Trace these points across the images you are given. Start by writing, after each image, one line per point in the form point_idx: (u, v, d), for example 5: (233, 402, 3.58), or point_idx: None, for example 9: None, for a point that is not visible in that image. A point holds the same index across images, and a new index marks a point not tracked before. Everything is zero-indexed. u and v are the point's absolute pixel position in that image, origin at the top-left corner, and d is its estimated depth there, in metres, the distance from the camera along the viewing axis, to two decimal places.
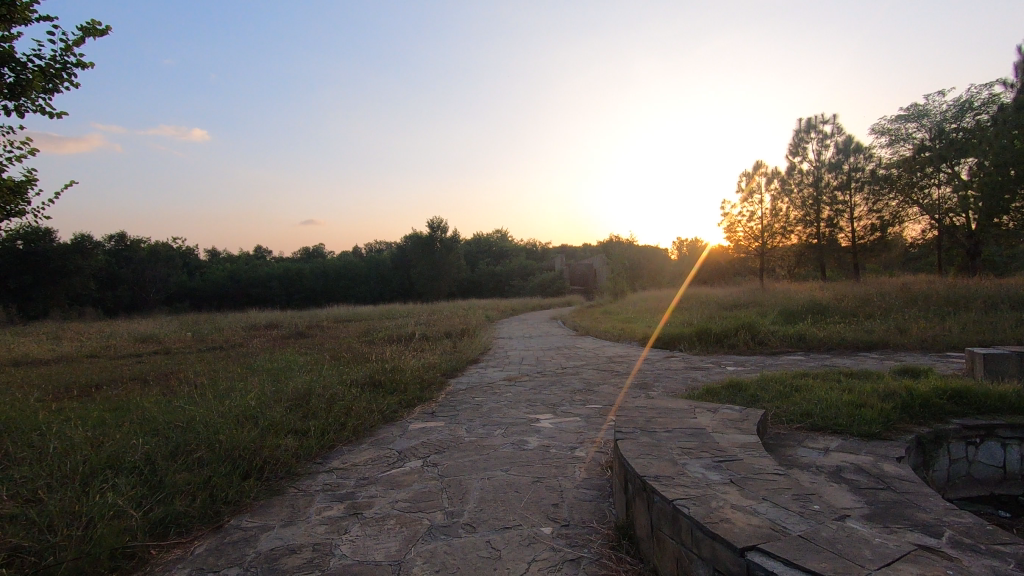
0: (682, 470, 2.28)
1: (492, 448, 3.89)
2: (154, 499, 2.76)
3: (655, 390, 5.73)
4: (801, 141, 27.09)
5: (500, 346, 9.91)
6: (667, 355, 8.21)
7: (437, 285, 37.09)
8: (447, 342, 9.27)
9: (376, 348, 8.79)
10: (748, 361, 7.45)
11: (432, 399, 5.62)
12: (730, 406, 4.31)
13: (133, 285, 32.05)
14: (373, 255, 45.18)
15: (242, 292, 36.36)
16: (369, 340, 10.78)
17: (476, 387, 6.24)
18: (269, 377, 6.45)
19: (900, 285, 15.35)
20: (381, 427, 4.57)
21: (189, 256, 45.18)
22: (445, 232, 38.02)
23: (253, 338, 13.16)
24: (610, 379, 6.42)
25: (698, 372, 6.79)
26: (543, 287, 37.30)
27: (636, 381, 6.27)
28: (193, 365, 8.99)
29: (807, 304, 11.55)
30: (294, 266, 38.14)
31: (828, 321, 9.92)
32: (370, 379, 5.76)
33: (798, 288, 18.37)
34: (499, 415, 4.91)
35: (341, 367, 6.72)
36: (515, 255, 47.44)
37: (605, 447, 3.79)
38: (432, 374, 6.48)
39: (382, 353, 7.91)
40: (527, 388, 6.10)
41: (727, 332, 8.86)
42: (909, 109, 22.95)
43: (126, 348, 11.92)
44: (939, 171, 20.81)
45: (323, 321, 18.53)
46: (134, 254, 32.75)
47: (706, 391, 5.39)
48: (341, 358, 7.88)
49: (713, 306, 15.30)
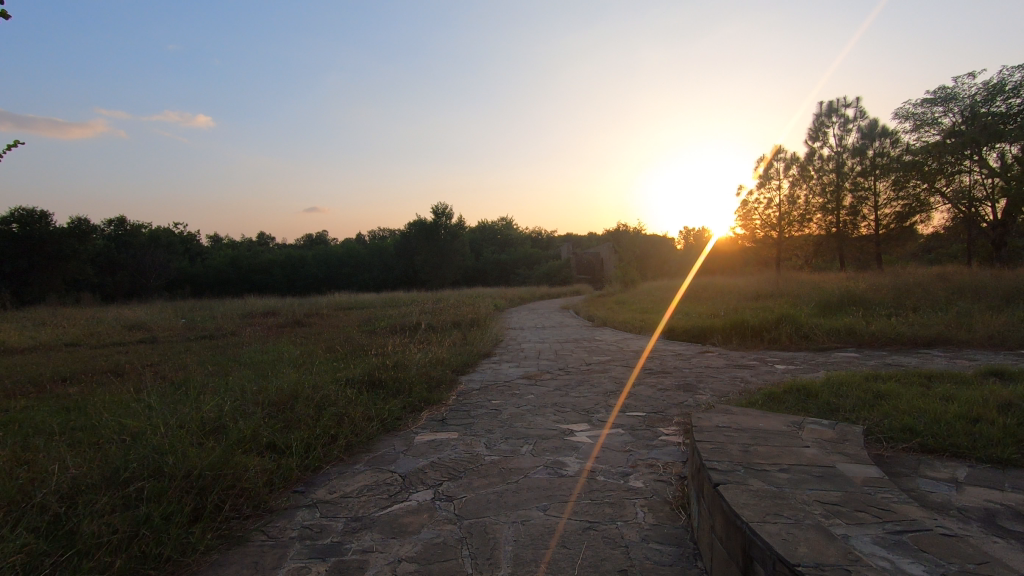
0: (855, 556, 1.44)
1: (522, 474, 3.04)
2: (54, 565, 1.95)
3: (702, 394, 4.88)
4: (821, 126, 26.00)
5: (512, 339, 9.09)
6: (701, 351, 7.37)
7: (441, 273, 36.29)
8: (457, 333, 8.43)
9: (379, 339, 7.99)
10: (796, 359, 6.60)
11: (442, 402, 4.78)
12: (814, 419, 3.45)
13: (133, 271, 31.39)
14: (376, 242, 44.38)
15: (244, 278, 35.59)
16: (370, 330, 9.96)
17: (491, 387, 5.41)
18: (256, 374, 5.63)
19: (934, 276, 14.47)
20: (380, 439, 3.73)
21: (190, 243, 44.49)
22: (450, 219, 37.14)
23: (247, 326, 12.38)
24: (646, 378, 5.59)
25: (745, 371, 5.94)
26: (550, 276, 36.44)
27: (675, 382, 5.42)
28: (180, 356, 8.22)
29: (844, 295, 10.68)
30: (296, 253, 37.37)
31: (872, 314, 9.07)
32: (369, 375, 4.95)
33: (826, 278, 17.42)
34: (524, 425, 4.05)
35: (338, 362, 5.91)
36: (521, 243, 46.55)
37: (667, 477, 2.94)
38: (441, 371, 5.62)
39: (384, 345, 7.08)
40: (552, 389, 5.26)
41: (766, 325, 8.01)
42: (937, 91, 21.84)
43: (112, 336, 11.15)
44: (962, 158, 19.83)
45: (323, 309, 17.76)
46: (135, 239, 32.03)
47: (767, 396, 4.53)
48: (340, 351, 7.06)
49: (735, 296, 14.43)
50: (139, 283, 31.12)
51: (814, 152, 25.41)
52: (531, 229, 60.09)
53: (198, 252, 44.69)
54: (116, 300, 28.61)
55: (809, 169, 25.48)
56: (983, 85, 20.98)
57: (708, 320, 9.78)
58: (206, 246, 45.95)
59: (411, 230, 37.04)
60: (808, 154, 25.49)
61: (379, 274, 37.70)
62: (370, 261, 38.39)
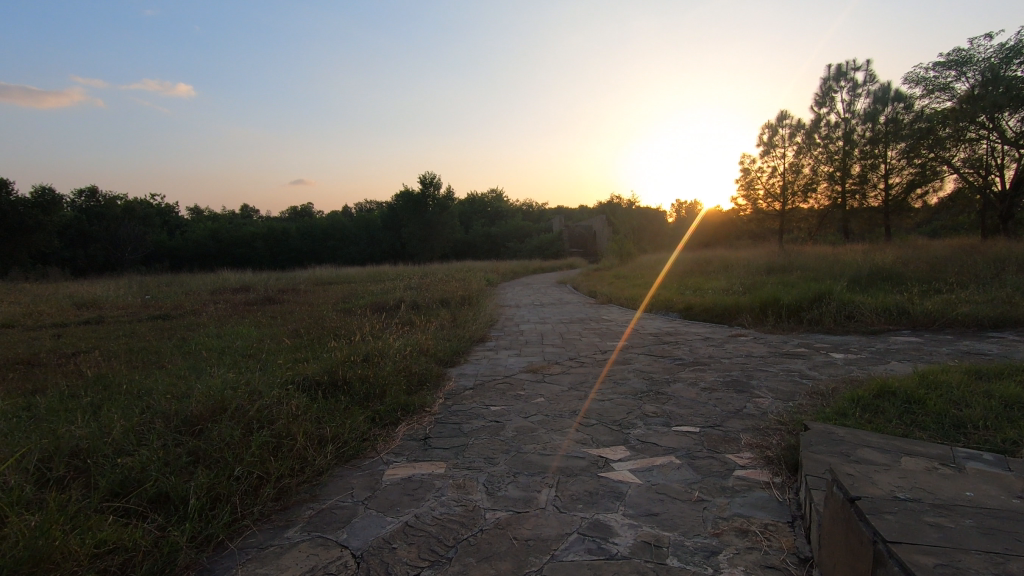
0: None
1: (547, 553, 1.90)
2: None
3: (761, 396, 3.80)
4: (829, 91, 24.74)
5: (508, 319, 7.99)
6: (733, 336, 6.28)
7: (429, 246, 34.99)
8: (445, 313, 7.28)
9: (354, 321, 6.83)
10: (850, 345, 5.55)
11: (425, 408, 3.65)
12: (975, 455, 2.30)
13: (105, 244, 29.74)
14: (362, 215, 42.82)
15: (224, 252, 33.96)
16: (347, 309, 8.80)
17: (489, 386, 4.29)
18: (191, 370, 4.46)
19: (958, 248, 13.52)
20: (331, 477, 2.59)
21: (169, 215, 42.65)
22: (438, 189, 35.65)
23: (213, 303, 11.16)
24: (681, 373, 4.49)
25: (799, 361, 4.86)
26: (542, 249, 35.31)
27: (719, 379, 4.30)
28: (121, 340, 7.02)
29: (873, 269, 9.66)
30: (279, 226, 35.77)
31: (912, 289, 8.05)
32: (331, 372, 3.81)
33: (838, 251, 16.44)
34: (537, 450, 2.90)
35: (297, 354, 4.73)
36: (512, 216, 45.24)
37: (781, 562, 1.82)
38: (425, 365, 4.47)
39: (359, 329, 5.92)
40: (566, 388, 4.14)
41: (803, 303, 6.94)
42: (952, 53, 20.63)
43: (56, 315, 9.86)
44: (974, 126, 18.74)
45: (302, 284, 16.49)
46: (107, 211, 30.30)
47: (853, 401, 3.43)
48: (303, 337, 5.91)
49: (744, 270, 13.43)
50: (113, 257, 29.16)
51: (820, 119, 24.23)
52: (522, 201, 58.73)
53: (176, 225, 42.68)
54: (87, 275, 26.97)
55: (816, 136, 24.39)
56: (999, 47, 19.88)
57: (727, 296, 8.71)
58: (185, 219, 44.09)
59: (398, 201, 35.53)
60: (814, 121, 24.31)
61: (365, 248, 36.30)
62: (356, 233, 36.94)
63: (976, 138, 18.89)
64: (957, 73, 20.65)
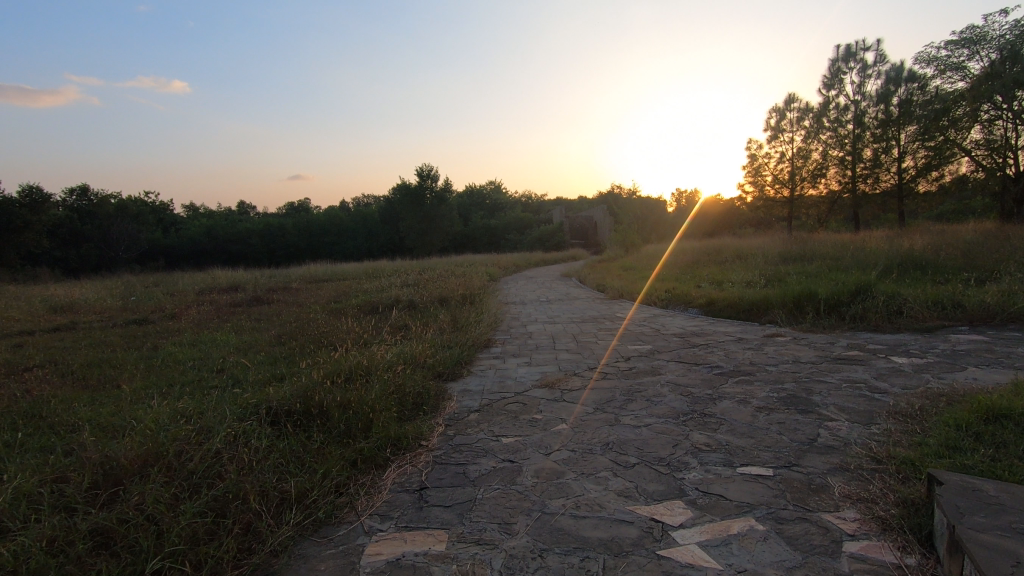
0: None
1: None
2: None
3: (833, 419, 3.08)
4: (838, 72, 23.92)
5: (513, 319, 7.32)
6: (768, 336, 5.58)
7: (428, 239, 34.23)
8: (444, 314, 6.57)
9: (343, 325, 6.15)
10: (909, 346, 4.85)
11: (421, 443, 2.95)
12: None
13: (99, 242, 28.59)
14: (359, 209, 42.07)
15: (220, 249, 33.18)
16: (339, 310, 8.11)
17: (499, 406, 3.60)
18: (146, 393, 3.77)
19: (982, 233, 12.83)
20: (289, 561, 1.89)
21: (163, 213, 41.80)
22: (435, 181, 34.83)
23: (198, 305, 10.45)
24: (726, 387, 3.79)
25: (859, 368, 4.16)
26: (543, 240, 34.56)
27: (773, 395, 3.58)
28: (87, 350, 6.34)
29: (906, 257, 8.96)
30: (274, 221, 34.98)
31: (956, 279, 7.34)
32: (307, 397, 3.12)
33: (855, 238, 15.75)
34: (569, 508, 2.20)
35: (273, 371, 4.04)
36: (512, 208, 44.45)
37: None
38: (422, 383, 3.77)
39: (347, 338, 5.23)
40: (590, 410, 3.43)
41: (842, 297, 6.23)
42: (965, 31, 19.85)
43: (28, 321, 9.15)
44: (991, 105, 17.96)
45: (296, 281, 15.80)
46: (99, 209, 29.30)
47: (959, 429, 2.71)
48: (284, 349, 5.22)
49: (761, 259, 12.71)
50: (107, 255, 28.35)
51: (829, 101, 23.42)
52: (521, 194, 58.00)
53: (171, 222, 41.86)
54: (78, 275, 26.18)
55: (824, 119, 23.61)
56: (1016, 23, 19.07)
57: (752, 289, 7.99)
58: (180, 216, 43.26)
59: (395, 195, 34.76)
60: (823, 104, 23.50)
61: (362, 242, 35.54)
62: (353, 228, 36.19)
63: (993, 118, 18.13)
64: (972, 52, 19.81)
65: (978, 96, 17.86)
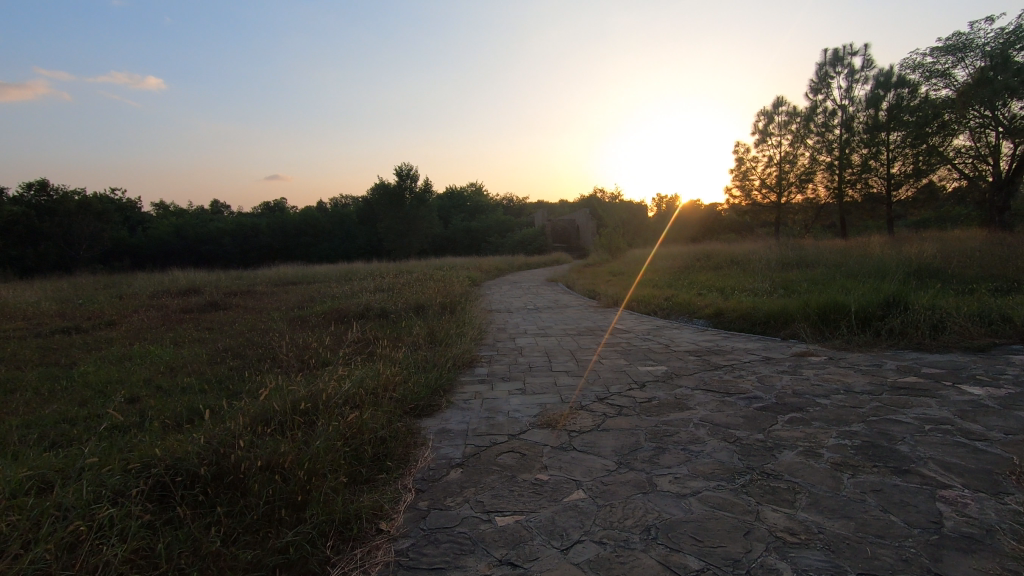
0: None
1: None
2: None
3: (946, 486, 2.26)
4: (825, 77, 23.59)
5: (500, 331, 6.45)
6: (799, 356, 4.79)
7: (407, 241, 33.16)
8: (421, 325, 5.64)
9: (301, 340, 5.19)
10: (972, 369, 4.09)
11: (377, 527, 2.05)
12: None
13: (60, 240, 25.94)
14: (336, 209, 40.71)
15: (190, 249, 31.63)
16: (302, 320, 7.14)
17: (487, 458, 2.73)
18: (9, 444, 2.78)
19: (980, 241, 12.39)
20: None
21: (130, 210, 39.84)
22: (415, 181, 33.85)
23: (145, 311, 9.33)
24: (783, 430, 2.97)
25: (932, 402, 3.37)
26: (525, 244, 33.76)
27: (847, 442, 2.76)
28: None
29: (919, 264, 8.35)
30: (248, 221, 33.54)
31: (986, 290, 6.66)
32: (220, 457, 2.21)
33: (851, 244, 15.25)
34: None
35: (192, 413, 3.10)
36: (494, 210, 43.62)
37: None
38: (386, 426, 2.87)
39: (301, 362, 4.29)
40: (611, 466, 2.57)
41: (874, 309, 5.48)
42: (950, 38, 19.63)
43: None
44: (981, 112, 17.61)
45: (261, 285, 14.62)
46: (61, 203, 26.19)
47: None
48: (223, 373, 4.25)
49: (759, 265, 12.07)
50: (68, 255, 25.81)
51: (817, 106, 23.11)
52: (502, 197, 57.36)
53: (137, 221, 39.75)
54: (31, 275, 24.38)
55: (812, 124, 23.28)
56: (1000, 31, 18.90)
57: (763, 298, 7.24)
58: (147, 215, 41.33)
59: (374, 195, 33.70)
60: (811, 108, 23.17)
61: (338, 244, 34.28)
62: (330, 228, 34.93)
63: (981, 125, 17.85)
64: (956, 60, 19.63)
65: (969, 101, 17.55)
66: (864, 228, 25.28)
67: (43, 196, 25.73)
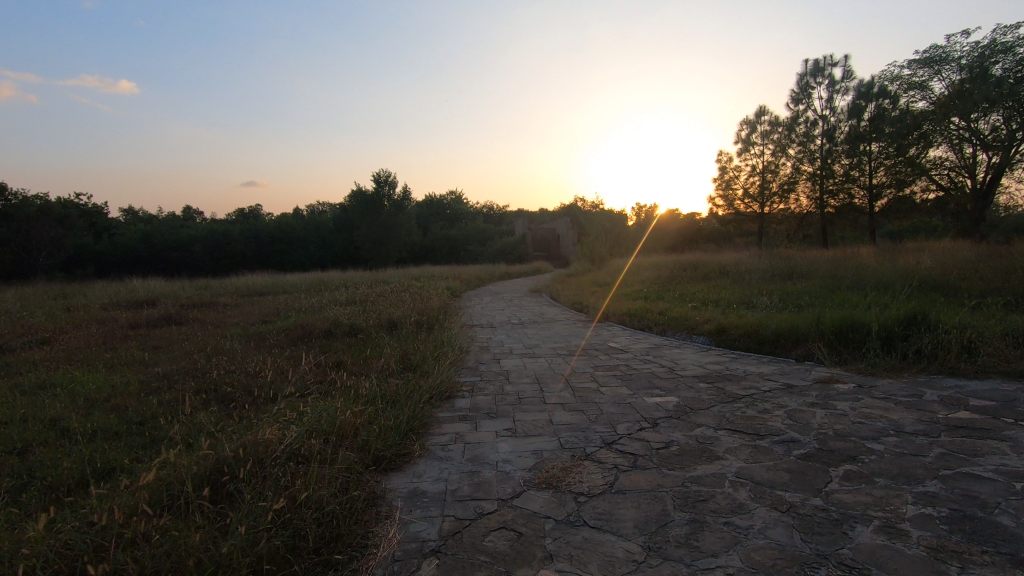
0: None
1: None
2: None
3: None
4: (806, 87, 23.57)
5: (483, 351, 5.79)
6: (823, 383, 4.21)
7: (384, 249, 32.30)
8: (393, 345, 4.94)
9: (253, 367, 4.46)
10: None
11: None
12: None
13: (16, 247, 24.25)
14: (312, 216, 39.68)
15: (158, 257, 30.26)
16: (260, 339, 6.39)
17: (470, 540, 2.06)
18: None
19: (969, 252, 12.16)
20: None
21: (95, 216, 38.13)
22: (393, 188, 33.18)
23: (90, 326, 8.42)
24: (843, 493, 2.36)
25: (1004, 448, 2.81)
26: (506, 253, 33.17)
27: (932, 515, 2.15)
28: None
29: (921, 277, 7.95)
30: (220, 228, 32.34)
31: (1002, 305, 6.23)
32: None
33: (839, 254, 14.98)
34: None
35: (84, 483, 2.35)
36: (474, 218, 43.05)
37: None
38: (337, 501, 2.17)
39: (246, 401, 3.56)
40: (637, 555, 1.92)
41: (896, 328, 4.97)
42: (927, 50, 19.49)
43: None
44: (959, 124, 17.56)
45: (226, 296, 13.73)
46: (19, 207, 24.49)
47: None
48: (149, 410, 3.51)
49: (750, 276, 11.64)
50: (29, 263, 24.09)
51: (798, 116, 23.05)
52: (483, 205, 56.86)
53: (103, 226, 38.08)
54: None
55: (793, 134, 23.24)
56: (977, 44, 18.74)
57: (766, 313, 6.71)
58: (113, 221, 39.61)
59: (351, 202, 32.84)
60: (793, 118, 23.12)
61: (313, 252, 33.22)
62: (305, 236, 33.86)
63: (960, 136, 17.80)
64: (933, 72, 19.47)
65: (949, 112, 17.50)
66: (844, 238, 25.27)
67: (1, 201, 23.95)
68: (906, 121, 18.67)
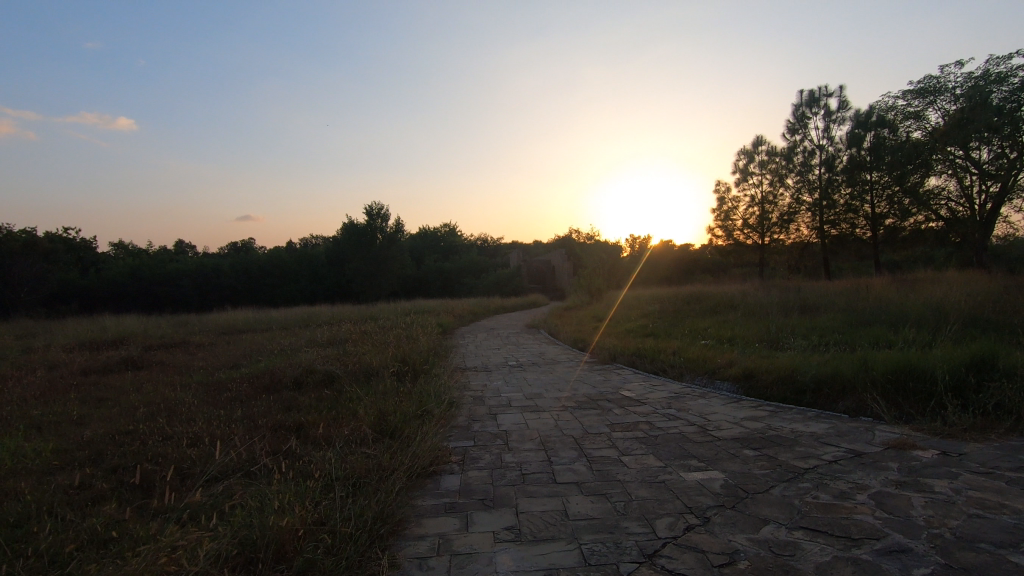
0: None
1: None
2: None
3: None
4: (802, 117, 23.40)
5: (477, 405, 4.92)
6: (898, 450, 3.39)
7: (376, 283, 31.54)
8: (368, 402, 4.09)
9: (192, 433, 3.62)
10: None
11: None
12: None
13: None
14: (303, 249, 38.97)
15: (143, 292, 29.34)
16: (219, 389, 5.52)
17: None
18: None
19: (987, 282, 11.55)
20: None
21: (83, 250, 37.29)
22: (386, 221, 32.59)
23: (38, 372, 7.52)
24: None
25: None
26: (501, 285, 32.49)
27: None
28: None
29: (957, 311, 7.22)
30: (209, 262, 31.54)
31: None
32: None
33: (849, 285, 14.35)
34: None
35: None
36: (469, 250, 42.50)
37: None
38: None
39: (162, 495, 2.69)
40: None
41: (965, 376, 4.19)
42: (921, 81, 19.20)
43: None
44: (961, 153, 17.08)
45: (204, 333, 12.85)
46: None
47: None
48: (36, 501, 2.67)
49: (761, 310, 10.92)
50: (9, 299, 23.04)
51: (796, 145, 22.77)
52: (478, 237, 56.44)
53: (89, 260, 37.06)
54: None
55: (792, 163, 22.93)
56: (971, 74, 18.43)
57: (796, 355, 5.93)
58: (101, 255, 38.76)
59: (342, 235, 32.19)
60: (790, 147, 22.84)
61: (303, 285, 32.38)
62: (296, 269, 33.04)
63: (959, 165, 17.46)
64: (929, 102, 19.11)
65: (948, 141, 17.01)
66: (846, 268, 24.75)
67: None
68: (906, 150, 18.20)
